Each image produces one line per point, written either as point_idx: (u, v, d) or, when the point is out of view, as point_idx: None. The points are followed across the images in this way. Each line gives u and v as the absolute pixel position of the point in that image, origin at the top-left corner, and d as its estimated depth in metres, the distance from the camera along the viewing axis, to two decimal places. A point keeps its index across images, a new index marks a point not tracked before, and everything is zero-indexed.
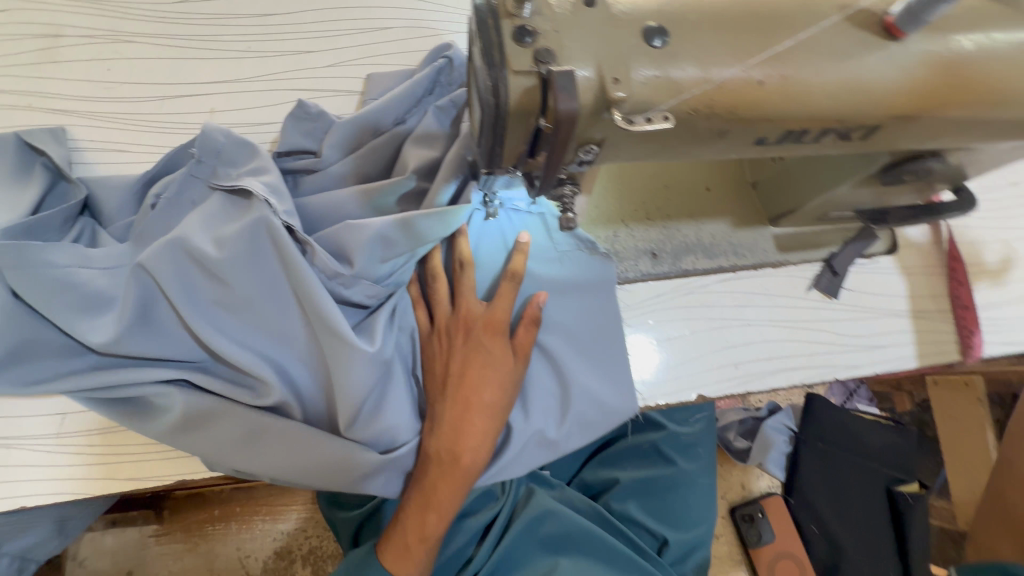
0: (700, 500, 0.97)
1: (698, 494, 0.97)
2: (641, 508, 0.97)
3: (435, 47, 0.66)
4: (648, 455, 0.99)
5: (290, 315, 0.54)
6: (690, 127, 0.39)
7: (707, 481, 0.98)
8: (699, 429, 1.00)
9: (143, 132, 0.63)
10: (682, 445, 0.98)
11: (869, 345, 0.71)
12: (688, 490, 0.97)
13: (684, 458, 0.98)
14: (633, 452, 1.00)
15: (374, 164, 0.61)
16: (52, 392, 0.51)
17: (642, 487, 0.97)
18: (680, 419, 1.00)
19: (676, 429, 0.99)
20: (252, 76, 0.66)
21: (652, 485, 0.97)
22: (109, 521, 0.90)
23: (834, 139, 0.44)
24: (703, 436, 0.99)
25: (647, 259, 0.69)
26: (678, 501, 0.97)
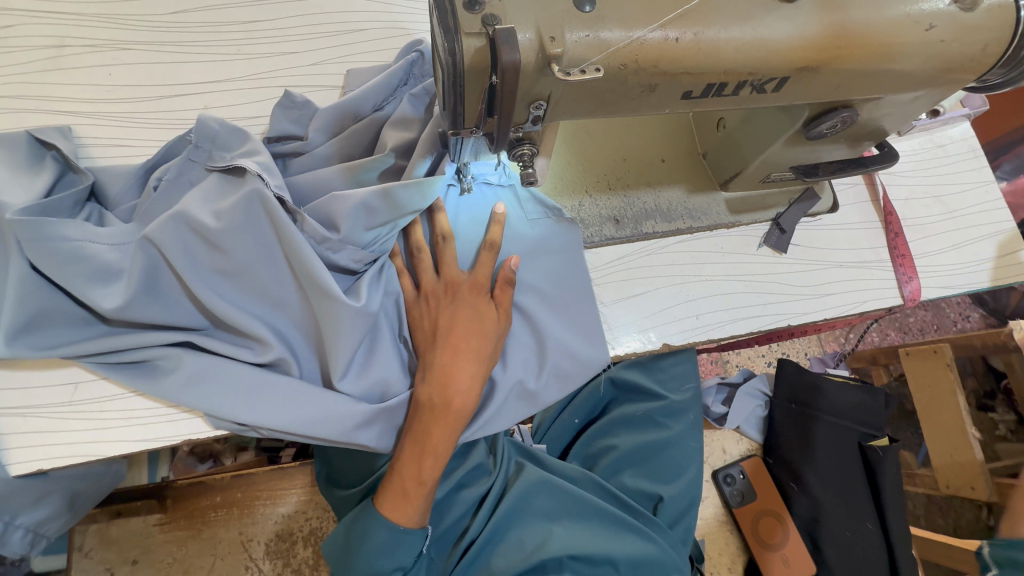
0: (693, 463, 0.96)
1: (688, 456, 0.96)
2: (635, 474, 0.97)
3: (407, 44, 0.73)
4: (640, 422, 0.99)
5: (284, 280, 0.59)
6: (622, 81, 0.46)
7: (695, 444, 0.97)
8: (688, 397, 0.99)
9: (143, 128, 0.69)
10: (673, 411, 0.98)
11: (818, 294, 0.78)
12: (680, 453, 0.96)
13: (677, 423, 0.97)
14: (626, 420, 1.00)
15: (355, 146, 0.67)
16: (69, 357, 0.57)
17: (636, 452, 0.97)
18: (670, 386, 1.00)
19: (667, 396, 0.98)
20: (241, 75, 0.73)
21: (644, 449, 0.97)
22: (112, 513, 0.92)
23: (751, 92, 0.51)
24: (692, 402, 0.99)
25: (610, 225, 0.75)
26: (673, 464, 0.96)
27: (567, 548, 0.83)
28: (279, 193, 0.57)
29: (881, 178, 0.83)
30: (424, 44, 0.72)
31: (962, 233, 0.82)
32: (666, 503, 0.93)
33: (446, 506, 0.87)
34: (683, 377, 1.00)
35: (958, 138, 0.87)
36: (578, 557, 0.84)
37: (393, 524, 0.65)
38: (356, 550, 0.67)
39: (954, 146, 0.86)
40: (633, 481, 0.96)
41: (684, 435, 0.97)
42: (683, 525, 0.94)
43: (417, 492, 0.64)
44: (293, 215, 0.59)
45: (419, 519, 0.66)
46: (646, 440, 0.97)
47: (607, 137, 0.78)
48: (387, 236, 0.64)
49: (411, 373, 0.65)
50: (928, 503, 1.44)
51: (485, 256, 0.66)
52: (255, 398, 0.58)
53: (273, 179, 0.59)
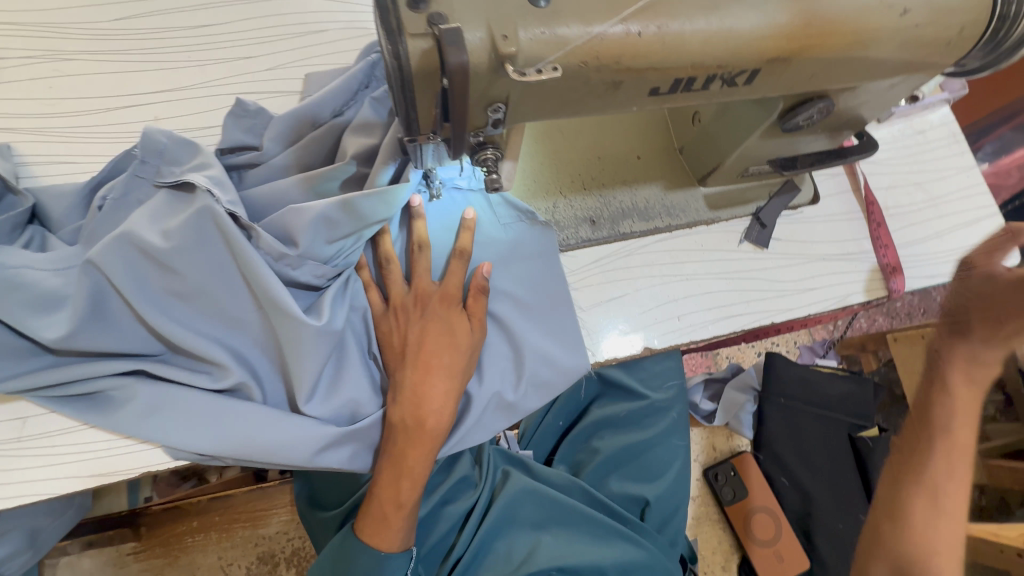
0: (680, 462, 0.95)
1: (672, 454, 0.95)
2: (620, 477, 0.95)
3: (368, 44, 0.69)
4: (624, 424, 0.98)
5: (242, 301, 0.56)
6: (584, 80, 0.43)
7: (680, 442, 0.95)
8: (671, 395, 0.98)
9: (89, 144, 0.65)
10: (655, 411, 0.98)
11: (801, 289, 0.76)
12: (665, 452, 0.95)
13: (660, 424, 0.96)
14: (610, 422, 0.99)
15: (315, 155, 0.63)
16: (14, 391, 0.54)
17: (620, 455, 0.96)
18: (654, 385, 0.99)
19: (650, 395, 0.98)
20: (193, 84, 0.69)
21: (630, 452, 0.96)
22: (84, 544, 0.90)
23: (721, 86, 0.49)
24: (675, 400, 0.98)
25: (586, 226, 0.73)
26: (656, 464, 0.94)
27: (554, 560, 0.82)
28: (232, 209, 0.54)
29: (862, 167, 0.81)
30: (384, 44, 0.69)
31: (945, 220, 0.80)
32: (654, 504, 0.92)
33: (431, 523, 0.85)
34: (669, 377, 0.99)
35: (939, 123, 0.85)
36: (568, 569, 0.82)
37: (375, 548, 0.62)
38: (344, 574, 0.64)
39: (935, 132, 0.84)
40: (618, 485, 0.94)
41: (675, 436, 0.96)
42: (672, 527, 0.92)
43: (398, 515, 0.61)
44: (247, 230, 0.56)
45: (400, 542, 0.63)
46: (630, 441, 0.96)
47: (580, 135, 0.75)
48: (352, 249, 0.61)
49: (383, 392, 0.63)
50: None
51: (455, 266, 0.64)
52: (216, 425, 0.55)
53: (226, 193, 0.55)
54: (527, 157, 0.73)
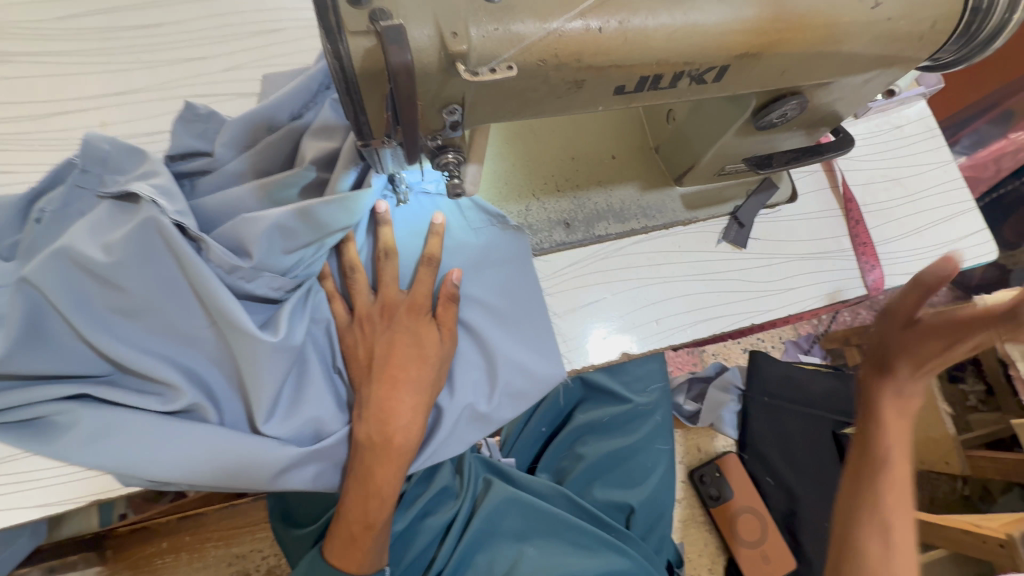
0: (663, 467, 0.94)
1: (655, 459, 0.94)
2: (604, 484, 0.94)
3: None
4: (606, 429, 0.97)
5: (193, 316, 0.53)
6: (543, 79, 0.41)
7: (663, 446, 0.95)
8: (654, 398, 0.98)
9: (31, 152, 0.62)
10: (638, 415, 0.97)
11: (780, 289, 0.74)
12: (649, 457, 0.94)
13: (644, 427, 0.96)
14: (594, 428, 0.97)
15: (272, 160, 0.60)
16: None
17: (604, 461, 0.95)
18: (636, 388, 0.98)
19: (632, 399, 0.97)
20: (143, 87, 0.66)
21: (615, 457, 0.95)
22: (46, 569, 0.85)
23: (689, 83, 0.47)
24: (658, 403, 0.97)
25: (560, 229, 0.71)
26: (641, 469, 0.94)
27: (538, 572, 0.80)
28: (178, 220, 0.51)
29: (839, 164, 0.80)
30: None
31: (923, 216, 0.79)
32: (638, 512, 0.91)
33: (409, 538, 0.82)
34: (652, 380, 0.98)
35: (915, 118, 0.84)
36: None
37: (344, 571, 0.60)
38: None
39: (911, 127, 0.84)
40: (603, 493, 0.93)
41: (659, 441, 0.95)
42: (655, 534, 0.92)
43: (368, 534, 0.59)
44: (196, 241, 0.53)
45: (371, 563, 0.61)
46: (614, 447, 0.95)
47: (552, 135, 0.73)
48: (313, 260, 0.58)
49: (350, 407, 0.60)
50: None
51: (423, 274, 0.61)
52: (166, 450, 0.52)
53: (173, 202, 0.52)
54: (496, 159, 0.71)
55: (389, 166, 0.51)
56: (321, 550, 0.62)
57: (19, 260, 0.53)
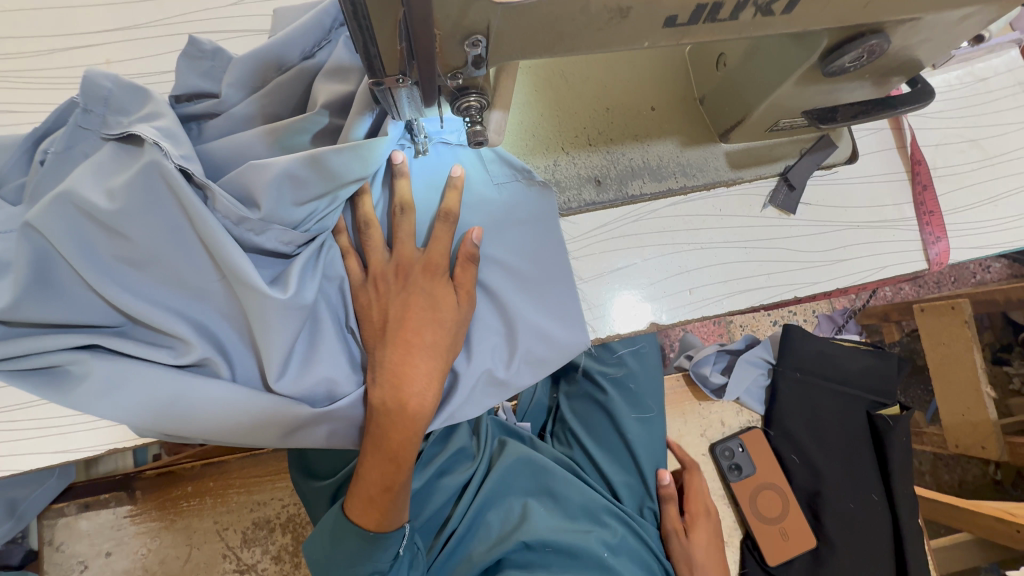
0: (650, 437, 0.90)
1: (646, 430, 0.89)
2: (615, 458, 0.91)
3: None
4: (596, 402, 0.92)
5: (202, 267, 0.51)
6: (580, 4, 0.35)
7: (650, 415, 0.90)
8: (630, 365, 0.90)
9: (37, 91, 0.59)
10: (614, 387, 0.91)
11: (829, 259, 0.68)
12: (634, 429, 0.89)
13: (618, 398, 0.90)
14: (581, 400, 0.94)
15: (284, 104, 0.56)
16: None
17: (602, 432, 0.92)
18: (607, 359, 0.92)
19: (605, 370, 0.91)
20: (148, 22, 0.61)
21: (601, 430, 0.92)
22: (82, 506, 0.89)
23: (753, 15, 0.40)
24: (637, 371, 0.90)
25: (590, 186, 0.65)
26: (628, 441, 0.89)
27: (544, 538, 0.78)
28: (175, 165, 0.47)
29: (909, 120, 0.71)
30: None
31: (1001, 183, 0.71)
32: (628, 488, 0.91)
33: (427, 495, 0.82)
34: (617, 348, 0.90)
35: (1003, 69, 0.74)
36: (560, 547, 0.78)
37: (363, 529, 0.59)
38: (339, 550, 0.62)
39: (998, 79, 0.73)
40: (618, 471, 0.90)
41: (644, 411, 0.90)
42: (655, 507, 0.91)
43: (388, 496, 0.58)
44: (201, 189, 0.50)
45: (391, 523, 0.60)
46: (600, 415, 0.92)
47: (586, 85, 0.66)
48: (325, 213, 0.55)
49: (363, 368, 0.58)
50: (935, 461, 1.38)
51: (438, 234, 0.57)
52: (180, 404, 0.51)
53: (173, 147, 0.48)
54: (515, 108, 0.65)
55: (406, 113, 0.47)
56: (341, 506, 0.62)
57: (22, 206, 0.51)
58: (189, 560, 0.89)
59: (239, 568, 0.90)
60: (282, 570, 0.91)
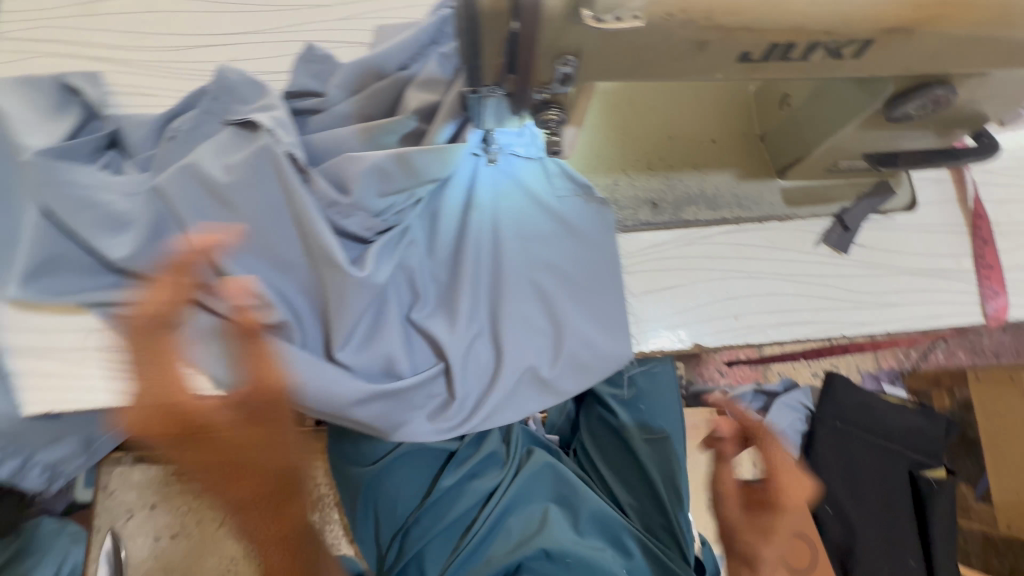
0: (671, 463, 0.87)
1: (668, 456, 0.88)
2: (635, 483, 0.90)
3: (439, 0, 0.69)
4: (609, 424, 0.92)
5: (292, 243, 0.57)
6: (666, 36, 0.39)
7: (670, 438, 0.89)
8: (640, 387, 0.92)
9: (166, 77, 0.67)
10: (626, 408, 0.91)
11: (881, 302, 0.68)
12: (651, 452, 0.88)
13: (632, 420, 0.90)
14: (595, 422, 0.94)
15: (377, 106, 0.62)
16: (80, 304, 0.56)
17: (618, 455, 0.92)
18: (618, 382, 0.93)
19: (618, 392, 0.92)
20: (269, 28, 0.70)
21: (617, 453, 0.92)
22: (135, 458, 0.96)
23: (824, 57, 0.43)
24: (649, 394, 0.92)
25: (646, 208, 0.69)
26: (646, 465, 0.88)
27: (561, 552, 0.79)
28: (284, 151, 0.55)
29: (972, 174, 0.71)
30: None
31: None
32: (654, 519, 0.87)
33: (455, 495, 0.85)
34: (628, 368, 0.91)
35: None
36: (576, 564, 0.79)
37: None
38: None
39: None
40: (641, 497, 0.89)
41: (656, 432, 0.89)
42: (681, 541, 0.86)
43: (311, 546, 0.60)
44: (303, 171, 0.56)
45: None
46: (614, 437, 0.92)
47: (651, 115, 0.71)
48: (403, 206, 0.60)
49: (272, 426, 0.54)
50: None
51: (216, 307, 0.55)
52: (249, 363, 0.56)
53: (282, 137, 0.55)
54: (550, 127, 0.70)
55: (487, 122, 0.52)
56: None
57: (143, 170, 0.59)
58: (223, 524, 0.94)
59: None
60: None
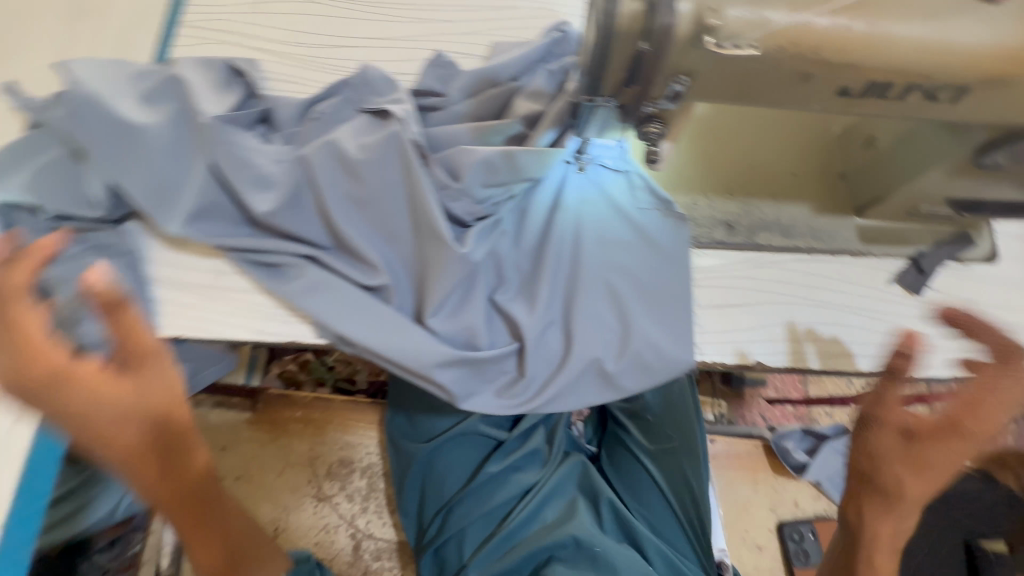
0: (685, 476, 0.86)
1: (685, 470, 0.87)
2: (653, 497, 0.89)
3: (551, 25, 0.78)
4: (623, 437, 0.94)
5: (402, 217, 0.65)
6: (776, 65, 0.44)
7: (682, 451, 0.87)
8: (650, 400, 0.91)
9: (311, 68, 0.78)
10: (636, 420, 0.93)
11: (951, 348, 0.68)
12: (666, 465, 0.89)
13: (637, 432, 0.93)
14: (614, 435, 0.97)
15: (488, 110, 0.70)
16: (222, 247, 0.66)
17: (633, 468, 0.91)
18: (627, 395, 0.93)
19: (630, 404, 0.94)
20: (401, 36, 0.80)
21: (631, 465, 0.92)
22: (214, 402, 1.05)
23: (920, 99, 0.47)
24: (659, 409, 0.90)
25: (721, 229, 0.73)
26: (660, 478, 0.89)
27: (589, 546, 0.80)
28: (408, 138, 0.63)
29: None
30: (569, 26, 0.76)
31: None
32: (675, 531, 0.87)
33: (495, 485, 0.89)
34: None
35: None
36: (601, 561, 0.78)
37: None
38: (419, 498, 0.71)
39: None
40: (664, 511, 0.88)
41: (665, 444, 0.89)
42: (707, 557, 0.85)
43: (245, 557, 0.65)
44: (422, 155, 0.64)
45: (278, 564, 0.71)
46: (632, 454, 0.92)
47: (734, 143, 0.75)
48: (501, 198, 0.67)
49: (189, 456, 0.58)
50: None
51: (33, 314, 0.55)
52: (351, 317, 0.63)
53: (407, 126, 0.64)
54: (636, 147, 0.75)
55: (590, 133, 0.59)
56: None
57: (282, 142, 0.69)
58: (281, 475, 1.02)
59: (318, 496, 1.01)
60: (351, 511, 1.01)
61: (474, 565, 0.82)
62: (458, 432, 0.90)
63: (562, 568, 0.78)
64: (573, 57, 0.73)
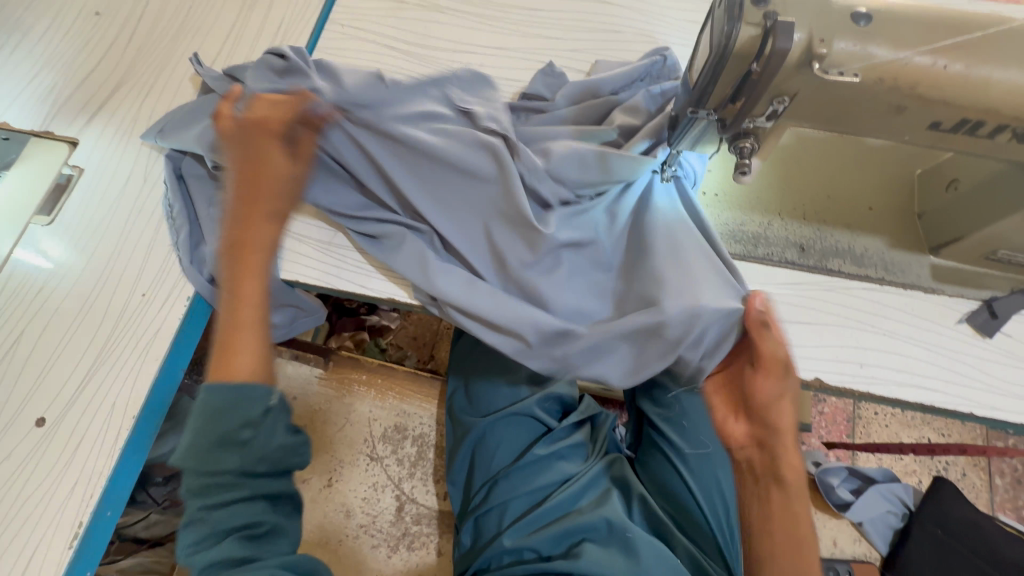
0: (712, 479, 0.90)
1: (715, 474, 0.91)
2: (687, 502, 0.90)
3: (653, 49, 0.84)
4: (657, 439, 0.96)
5: (487, 199, 0.71)
6: (872, 95, 0.50)
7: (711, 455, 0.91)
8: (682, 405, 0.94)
9: (434, 66, 0.89)
10: (668, 424, 0.95)
11: (1016, 394, 0.69)
12: (698, 468, 0.92)
13: (671, 436, 0.94)
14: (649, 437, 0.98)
15: (589, 118, 0.78)
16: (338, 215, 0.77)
17: (666, 471, 0.94)
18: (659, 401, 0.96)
19: (665, 410, 0.96)
20: (516, 47, 0.90)
21: (666, 468, 0.93)
22: (292, 355, 1.16)
23: (1010, 139, 0.50)
24: (690, 413, 0.94)
25: (794, 250, 0.76)
26: (693, 481, 0.91)
27: (623, 536, 0.83)
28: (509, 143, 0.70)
29: None
30: (670, 52, 0.82)
31: None
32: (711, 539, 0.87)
33: (539, 468, 0.93)
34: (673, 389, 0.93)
35: None
36: (634, 552, 0.81)
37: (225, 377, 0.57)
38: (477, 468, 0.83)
39: None
40: (700, 518, 0.89)
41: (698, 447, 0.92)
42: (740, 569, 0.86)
43: (232, 345, 0.59)
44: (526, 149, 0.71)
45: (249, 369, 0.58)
46: (667, 458, 0.93)
47: (813, 174, 0.79)
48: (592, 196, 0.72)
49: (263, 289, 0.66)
50: None
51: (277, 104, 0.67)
52: (442, 278, 0.71)
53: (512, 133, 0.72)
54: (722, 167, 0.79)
55: (681, 148, 0.64)
56: (203, 392, 0.55)
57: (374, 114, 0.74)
58: (341, 431, 1.11)
59: (371, 455, 1.09)
60: (399, 474, 1.07)
61: (509, 534, 0.87)
62: (511, 413, 0.97)
63: (595, 549, 0.82)
64: (671, 80, 0.80)
